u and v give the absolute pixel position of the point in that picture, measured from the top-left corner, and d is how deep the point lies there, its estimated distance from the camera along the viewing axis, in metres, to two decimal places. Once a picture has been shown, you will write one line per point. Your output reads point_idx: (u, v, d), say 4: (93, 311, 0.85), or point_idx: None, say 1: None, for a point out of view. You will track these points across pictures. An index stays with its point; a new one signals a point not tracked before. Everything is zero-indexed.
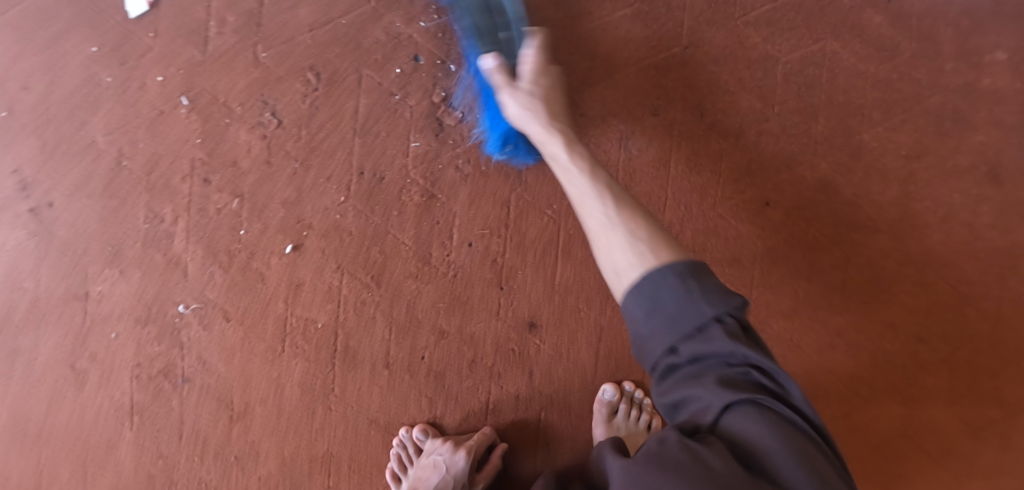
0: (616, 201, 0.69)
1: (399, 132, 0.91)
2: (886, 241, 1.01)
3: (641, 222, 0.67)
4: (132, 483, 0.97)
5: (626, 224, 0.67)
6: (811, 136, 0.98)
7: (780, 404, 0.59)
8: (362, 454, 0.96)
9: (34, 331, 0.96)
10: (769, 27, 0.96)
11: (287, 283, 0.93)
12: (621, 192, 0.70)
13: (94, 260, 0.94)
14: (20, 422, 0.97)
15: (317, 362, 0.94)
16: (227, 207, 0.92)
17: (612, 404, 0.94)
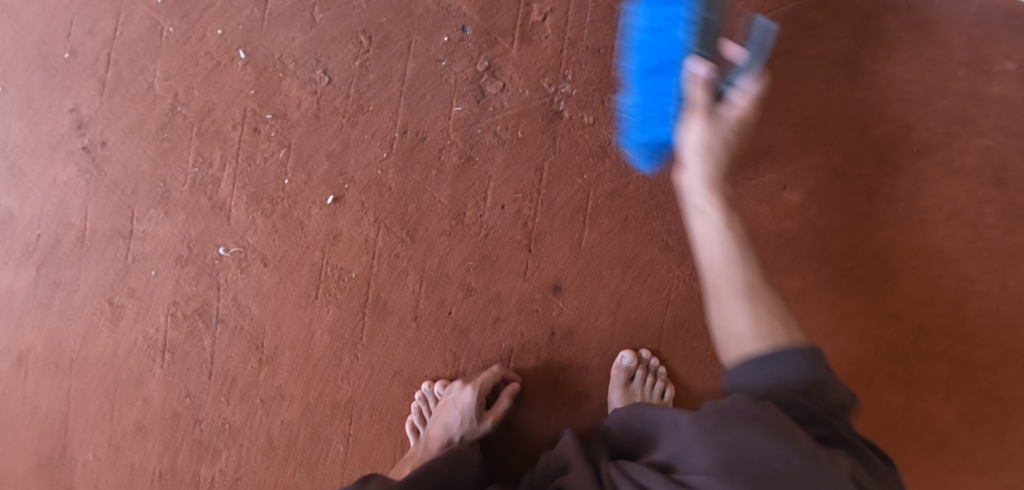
0: (751, 271, 0.69)
1: (443, 97, 0.97)
2: (895, 233, 1.06)
3: (767, 298, 0.68)
4: (159, 417, 1.01)
5: (755, 298, 0.68)
6: (829, 127, 1.05)
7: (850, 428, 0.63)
8: (383, 403, 0.99)
9: (77, 264, 1.00)
10: (794, 23, 1.04)
11: (325, 232, 0.98)
12: (752, 256, 0.70)
13: (141, 199, 0.99)
14: (58, 351, 1.01)
15: (348, 310, 0.98)
16: (274, 156, 0.97)
17: (630, 370, 0.98)
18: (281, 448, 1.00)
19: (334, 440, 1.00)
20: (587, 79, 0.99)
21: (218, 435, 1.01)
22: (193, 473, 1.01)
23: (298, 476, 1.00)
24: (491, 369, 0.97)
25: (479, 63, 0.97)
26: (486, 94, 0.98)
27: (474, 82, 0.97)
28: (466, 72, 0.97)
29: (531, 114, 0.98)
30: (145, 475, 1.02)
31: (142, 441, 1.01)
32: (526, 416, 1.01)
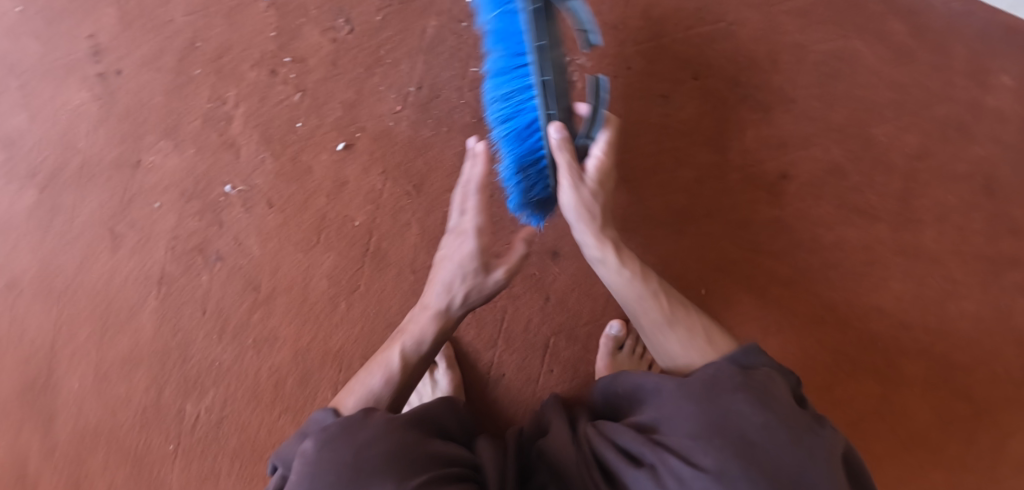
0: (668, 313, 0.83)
1: (460, 56, 0.99)
2: (885, 230, 1.08)
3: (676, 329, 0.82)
4: (148, 350, 1.01)
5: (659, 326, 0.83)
6: (830, 122, 1.07)
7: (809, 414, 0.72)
8: (373, 354, 1.00)
9: (80, 189, 1.00)
10: (804, 18, 1.06)
11: (333, 179, 0.99)
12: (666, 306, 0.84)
13: (151, 131, 0.99)
14: (51, 277, 1.01)
15: (348, 258, 0.99)
16: (289, 99, 0.99)
17: (618, 340, 1.00)
18: (269, 391, 1.00)
19: (322, 387, 1.00)
20: (603, 52, 1.03)
21: (206, 373, 1.01)
22: (178, 410, 1.01)
23: (283, 421, 1.00)
24: (478, 148, 0.80)
25: None
26: None
27: None
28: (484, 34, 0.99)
29: None
30: (130, 408, 1.01)
31: (130, 373, 1.01)
32: (514, 378, 1.01)
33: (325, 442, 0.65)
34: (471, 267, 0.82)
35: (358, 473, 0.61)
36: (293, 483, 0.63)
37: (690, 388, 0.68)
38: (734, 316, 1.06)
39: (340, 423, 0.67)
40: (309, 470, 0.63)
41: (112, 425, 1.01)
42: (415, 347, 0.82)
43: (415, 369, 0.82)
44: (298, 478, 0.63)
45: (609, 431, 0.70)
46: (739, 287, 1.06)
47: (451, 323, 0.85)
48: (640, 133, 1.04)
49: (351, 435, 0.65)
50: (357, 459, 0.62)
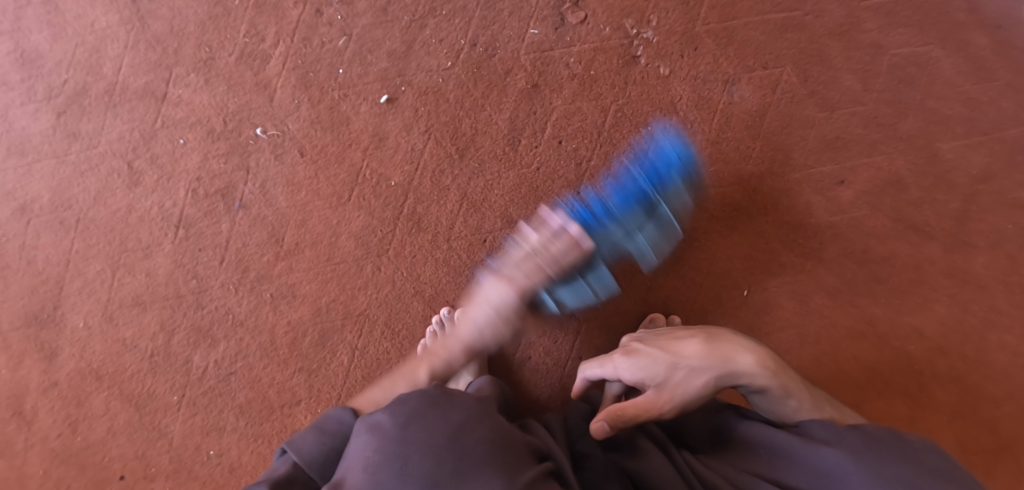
0: (755, 377, 0.73)
1: (522, 16, 0.93)
2: (936, 251, 1.01)
3: (770, 382, 0.73)
4: (161, 293, 0.96)
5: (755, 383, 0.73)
6: (897, 131, 1.00)
7: None
8: (397, 322, 0.95)
9: (101, 118, 0.94)
10: (887, 18, 0.99)
11: (372, 133, 0.93)
12: (750, 372, 0.73)
13: (183, 62, 0.93)
14: (63, 207, 0.95)
15: (381, 219, 0.94)
16: (333, 43, 0.92)
17: None
18: (283, 349, 0.96)
19: (339, 351, 0.95)
20: (669, 29, 0.95)
21: (219, 323, 0.96)
22: (186, 358, 0.97)
23: (296, 381, 0.96)
24: None
25: None
26: (566, 23, 0.94)
27: (556, 7, 0.93)
28: None
29: (607, 55, 0.94)
30: (137, 352, 0.97)
31: (138, 315, 0.96)
32: (540, 361, 0.97)
33: (413, 417, 0.62)
34: (507, 312, 0.88)
35: (459, 460, 0.58)
36: (373, 458, 0.59)
37: (870, 459, 0.61)
38: (772, 323, 1.00)
39: (422, 401, 0.64)
40: (396, 449, 0.59)
41: (117, 367, 0.97)
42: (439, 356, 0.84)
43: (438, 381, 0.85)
44: (381, 456, 0.59)
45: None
46: (783, 291, 1.00)
47: (490, 345, 0.89)
48: (700, 120, 0.96)
49: (442, 415, 0.62)
50: (454, 444, 0.59)
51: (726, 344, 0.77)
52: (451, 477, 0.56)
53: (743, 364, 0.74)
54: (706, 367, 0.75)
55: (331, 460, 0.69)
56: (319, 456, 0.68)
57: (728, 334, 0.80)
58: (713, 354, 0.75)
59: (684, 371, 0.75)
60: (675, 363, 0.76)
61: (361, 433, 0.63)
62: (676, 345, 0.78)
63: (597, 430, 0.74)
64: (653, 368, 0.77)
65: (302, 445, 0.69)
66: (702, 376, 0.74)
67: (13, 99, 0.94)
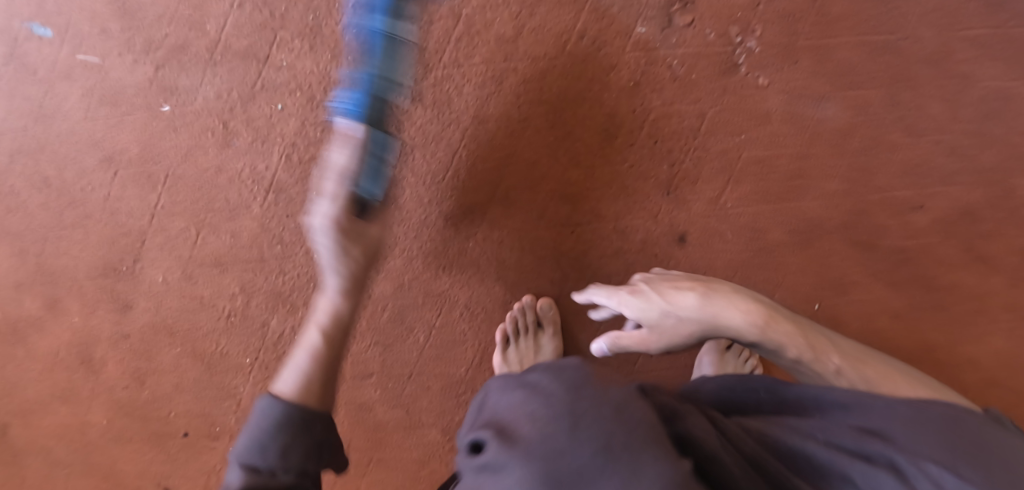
0: (747, 330, 0.72)
1: (632, 13, 0.93)
2: (999, 283, 1.04)
3: (762, 335, 0.72)
4: (243, 256, 0.96)
5: (748, 336, 0.72)
6: (977, 163, 1.02)
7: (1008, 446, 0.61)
8: (478, 304, 0.96)
9: (200, 75, 0.93)
10: (982, 49, 1.00)
11: (473, 114, 0.93)
12: (745, 325, 0.72)
13: (287, 25, 0.92)
14: (153, 162, 0.95)
15: (473, 202, 0.94)
16: (442, 21, 0.91)
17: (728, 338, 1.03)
18: (361, 322, 0.96)
19: (416, 328, 0.96)
20: (772, 41, 0.96)
21: (300, 290, 0.96)
22: (262, 322, 0.97)
23: (370, 354, 0.97)
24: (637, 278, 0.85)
25: None
26: (673, 25, 0.94)
27: (665, 8, 0.93)
28: None
29: (710, 59, 0.95)
30: (213, 312, 0.97)
31: (218, 276, 0.97)
32: None
33: (574, 387, 0.51)
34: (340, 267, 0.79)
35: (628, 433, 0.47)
36: (535, 415, 0.49)
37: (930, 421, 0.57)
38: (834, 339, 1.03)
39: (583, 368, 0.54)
40: (562, 408, 0.49)
41: (191, 325, 0.98)
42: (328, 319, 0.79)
43: (337, 346, 0.77)
44: (541, 413, 0.49)
45: (806, 428, 0.59)
46: (849, 307, 1.03)
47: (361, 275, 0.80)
48: (791, 134, 0.98)
49: (606, 385, 0.52)
50: (610, 415, 0.48)
51: (723, 297, 0.75)
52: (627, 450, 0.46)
53: (738, 319, 0.72)
54: (695, 319, 0.75)
55: (268, 447, 0.63)
56: (252, 444, 0.63)
57: (729, 286, 0.78)
58: (703, 310, 0.74)
59: (672, 319, 0.76)
60: (667, 312, 0.77)
61: (512, 390, 0.54)
62: (673, 294, 0.77)
63: (595, 352, 0.81)
64: (645, 313, 0.79)
65: (238, 449, 0.63)
66: (691, 326, 0.75)
67: (110, 48, 0.94)
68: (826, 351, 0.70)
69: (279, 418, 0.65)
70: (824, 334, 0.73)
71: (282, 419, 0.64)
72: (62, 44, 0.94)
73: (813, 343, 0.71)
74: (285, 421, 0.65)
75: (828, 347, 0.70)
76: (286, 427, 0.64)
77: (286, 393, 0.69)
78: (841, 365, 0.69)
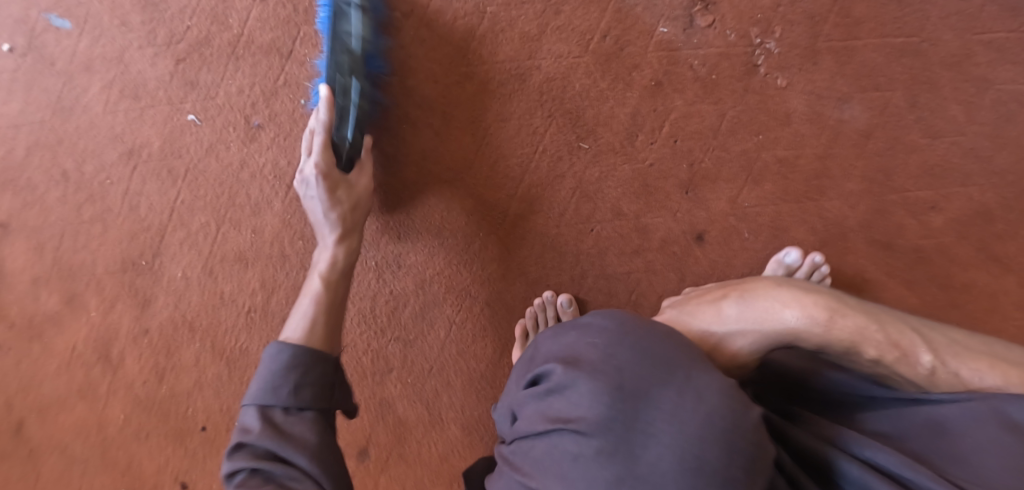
0: (805, 337, 0.68)
1: (655, 13, 0.94)
2: (1012, 282, 1.05)
3: (824, 339, 0.67)
4: (265, 251, 0.96)
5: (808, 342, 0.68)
6: (992, 164, 1.03)
7: None
8: (500, 302, 0.96)
9: (222, 70, 0.93)
10: (998, 52, 1.01)
11: (496, 111, 0.93)
12: (800, 332, 0.68)
13: (312, 21, 0.92)
14: (174, 156, 0.95)
15: (495, 199, 0.94)
16: (467, 19, 0.92)
17: (790, 269, 0.95)
18: (382, 318, 0.97)
19: (437, 325, 0.97)
20: (793, 42, 0.97)
21: None
22: (282, 318, 0.97)
23: (390, 349, 0.97)
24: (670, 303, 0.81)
25: None
26: (695, 25, 0.95)
27: (687, 8, 0.94)
28: None
29: (732, 60, 0.96)
30: (233, 307, 0.97)
31: (239, 271, 0.96)
32: None
33: (624, 322, 0.62)
34: (337, 198, 0.83)
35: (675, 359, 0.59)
36: (597, 347, 0.60)
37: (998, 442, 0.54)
38: None
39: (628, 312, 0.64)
40: (616, 338, 0.60)
41: (212, 320, 0.97)
42: (328, 264, 0.83)
43: (336, 298, 0.82)
44: (600, 345, 0.60)
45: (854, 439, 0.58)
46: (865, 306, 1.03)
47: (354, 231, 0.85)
48: (811, 134, 0.98)
49: (649, 323, 0.63)
50: (660, 346, 0.59)
51: (766, 300, 0.70)
52: (677, 364, 0.58)
53: (789, 325, 0.68)
54: (741, 331, 0.71)
55: (284, 386, 0.67)
56: (267, 388, 0.67)
57: (773, 285, 0.72)
58: (749, 316, 0.70)
59: (716, 338, 0.72)
60: (709, 330, 0.72)
61: (570, 330, 0.64)
62: (709, 310, 0.73)
63: None
64: (686, 332, 0.74)
65: (251, 394, 0.67)
66: (739, 340, 0.71)
67: (132, 42, 0.94)
68: (911, 346, 0.65)
69: (287, 361, 0.69)
70: (910, 332, 0.66)
71: (305, 362, 0.70)
72: (80, 36, 0.94)
73: (890, 338, 0.65)
74: (296, 364, 0.69)
75: (907, 341, 0.64)
76: (297, 368, 0.69)
77: (293, 338, 0.74)
78: (932, 363, 0.64)
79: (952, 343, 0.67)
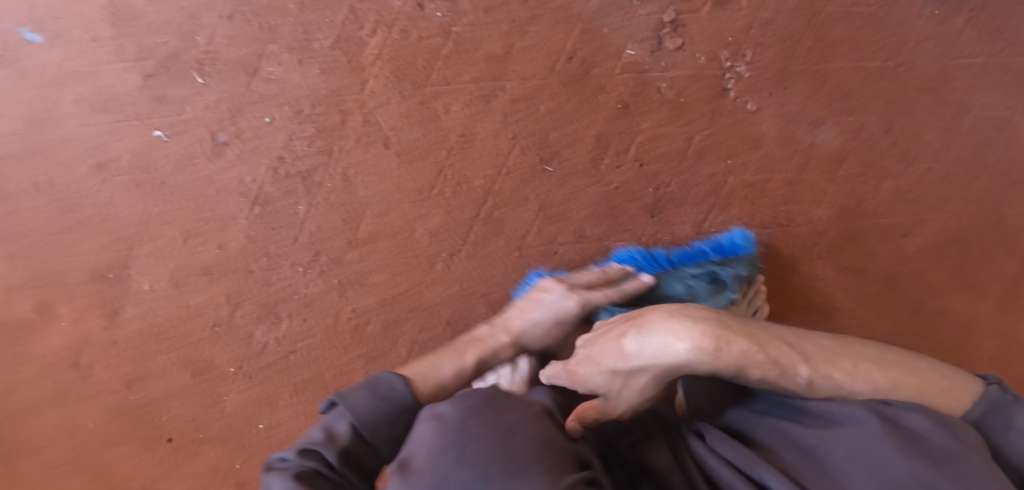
0: (698, 370, 0.65)
1: (622, 34, 0.93)
2: (987, 309, 1.03)
3: (716, 370, 0.64)
4: (231, 266, 0.97)
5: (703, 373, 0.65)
6: (969, 191, 1.01)
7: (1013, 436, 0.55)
8: (461, 322, 0.97)
9: (190, 86, 0.93)
10: (976, 78, 0.99)
11: (461, 132, 0.93)
12: (695, 367, 0.65)
13: (277, 39, 0.91)
14: (142, 171, 0.95)
15: (457, 219, 0.94)
16: (431, 40, 0.91)
17: (732, 280, 0.94)
18: (346, 334, 0.97)
19: (399, 343, 0.97)
20: (765, 64, 0.95)
21: (285, 302, 0.97)
22: (248, 332, 0.98)
23: (354, 366, 0.98)
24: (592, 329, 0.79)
25: (666, 13, 0.93)
26: (663, 48, 0.93)
27: (656, 30, 0.93)
28: (652, 18, 0.92)
29: (701, 82, 0.94)
30: (200, 320, 0.98)
31: (206, 285, 0.97)
32: None
33: (470, 414, 0.53)
34: (564, 318, 0.83)
35: (509, 455, 0.49)
36: (433, 447, 0.50)
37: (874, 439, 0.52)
38: None
39: (480, 397, 0.55)
40: (451, 438, 0.50)
41: (180, 332, 0.98)
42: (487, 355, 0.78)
43: (481, 367, 0.77)
44: (438, 443, 0.50)
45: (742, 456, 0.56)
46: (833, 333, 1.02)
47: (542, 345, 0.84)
48: (783, 159, 0.97)
49: (498, 413, 0.53)
50: (498, 445, 0.49)
51: (659, 333, 0.67)
52: (507, 467, 0.47)
53: (686, 362, 0.65)
54: (644, 369, 0.68)
55: (385, 421, 0.59)
56: (370, 413, 0.58)
57: (667, 310, 0.69)
58: (645, 353, 0.67)
59: (623, 377, 0.70)
60: (615, 369, 0.71)
61: (422, 422, 0.54)
62: (612, 349, 0.71)
63: None
64: (597, 373, 0.73)
65: (354, 406, 0.58)
66: (641, 377, 0.69)
67: (102, 56, 0.93)
68: (790, 361, 0.63)
69: (398, 399, 0.61)
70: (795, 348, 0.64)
71: (407, 406, 0.61)
72: (53, 49, 0.94)
73: (771, 357, 0.63)
74: (408, 411, 0.61)
75: (791, 357, 0.63)
76: (405, 416, 0.60)
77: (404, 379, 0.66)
78: (811, 375, 0.63)
79: (833, 351, 0.65)
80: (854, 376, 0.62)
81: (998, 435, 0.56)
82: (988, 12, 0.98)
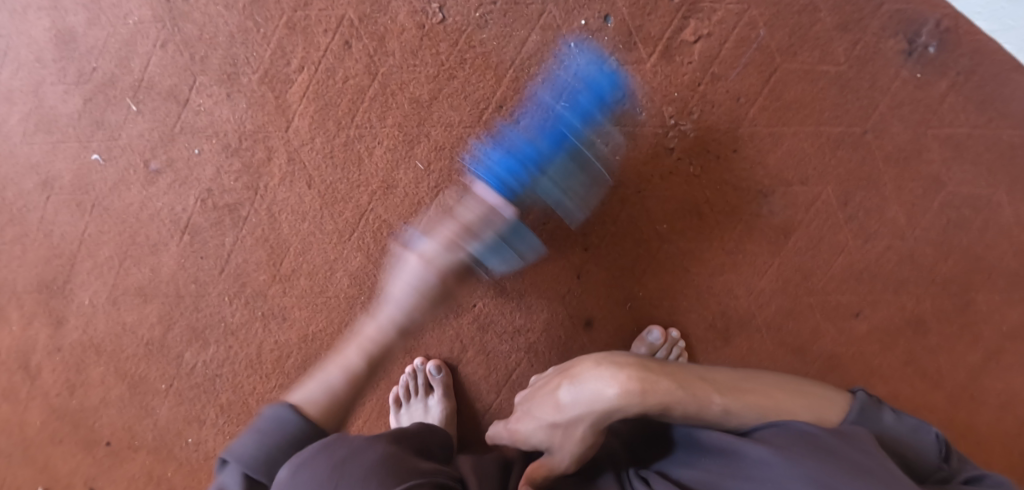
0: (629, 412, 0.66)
1: (556, 84, 0.88)
2: (946, 402, 0.96)
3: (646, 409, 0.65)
4: (162, 289, 0.99)
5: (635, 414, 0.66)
6: (933, 272, 0.93)
7: (886, 419, 0.64)
8: (377, 364, 0.97)
9: (125, 113, 0.94)
10: (955, 150, 0.90)
11: (382, 178, 0.91)
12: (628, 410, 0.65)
13: (207, 71, 0.91)
14: (80, 192, 0.97)
15: (378, 263, 0.94)
16: (355, 81, 0.89)
17: (654, 346, 0.91)
18: (268, 364, 0.99)
19: None
20: (711, 125, 0.89)
21: (213, 328, 0.99)
22: (178, 353, 1.01)
23: (275, 395, 1.00)
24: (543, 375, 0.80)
25: (606, 63, 0.87)
26: (600, 101, 0.88)
27: (593, 81, 0.88)
28: (590, 68, 0.87)
29: (638, 140, 0.89)
30: (134, 337, 1.01)
31: (140, 305, 1.00)
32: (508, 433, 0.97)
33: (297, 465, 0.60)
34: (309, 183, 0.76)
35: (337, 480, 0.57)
36: None
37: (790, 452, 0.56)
38: None
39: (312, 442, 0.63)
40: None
41: (115, 347, 1.02)
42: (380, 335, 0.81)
43: (373, 365, 0.80)
44: None
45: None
46: None
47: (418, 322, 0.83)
48: (722, 227, 0.91)
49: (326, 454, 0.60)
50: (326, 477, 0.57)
51: (588, 381, 0.68)
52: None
53: (621, 408, 0.65)
54: (580, 417, 0.68)
55: (275, 458, 0.64)
56: (254, 452, 0.64)
57: (596, 357, 0.70)
58: (580, 402, 0.67)
59: (562, 427, 0.69)
60: (554, 423, 0.71)
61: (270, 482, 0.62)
62: (551, 402, 0.71)
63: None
64: (542, 425, 0.72)
65: (240, 454, 0.64)
66: (579, 426, 0.68)
67: (45, 77, 0.94)
68: (705, 392, 0.66)
69: (288, 427, 0.66)
70: (707, 383, 0.67)
71: (295, 435, 0.66)
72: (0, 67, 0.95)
73: (690, 393, 0.65)
74: (300, 439, 0.66)
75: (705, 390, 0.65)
76: (298, 442, 0.66)
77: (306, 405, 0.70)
78: (725, 403, 0.65)
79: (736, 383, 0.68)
80: (760, 403, 0.66)
81: (878, 426, 0.64)
82: (974, 80, 0.88)
